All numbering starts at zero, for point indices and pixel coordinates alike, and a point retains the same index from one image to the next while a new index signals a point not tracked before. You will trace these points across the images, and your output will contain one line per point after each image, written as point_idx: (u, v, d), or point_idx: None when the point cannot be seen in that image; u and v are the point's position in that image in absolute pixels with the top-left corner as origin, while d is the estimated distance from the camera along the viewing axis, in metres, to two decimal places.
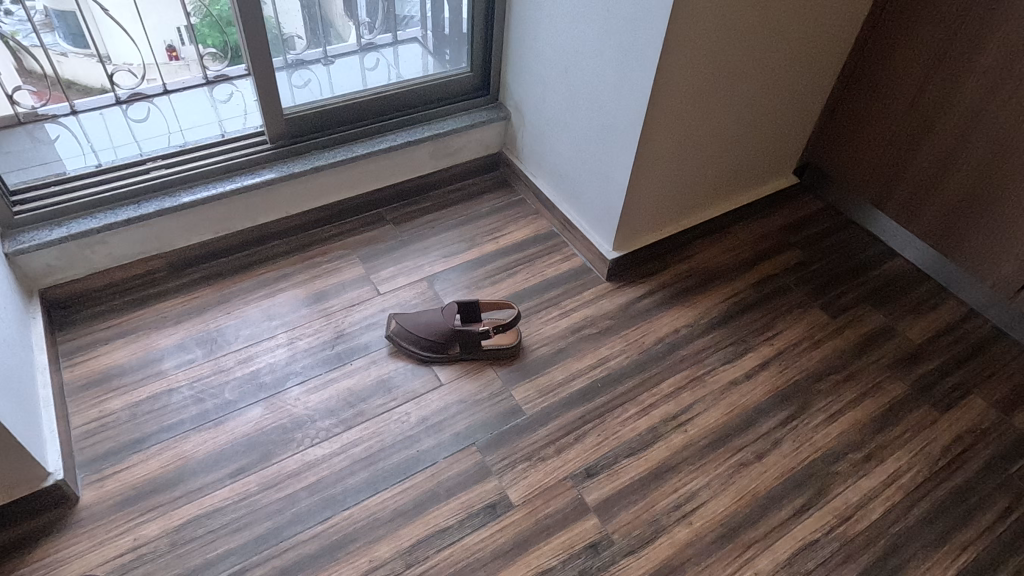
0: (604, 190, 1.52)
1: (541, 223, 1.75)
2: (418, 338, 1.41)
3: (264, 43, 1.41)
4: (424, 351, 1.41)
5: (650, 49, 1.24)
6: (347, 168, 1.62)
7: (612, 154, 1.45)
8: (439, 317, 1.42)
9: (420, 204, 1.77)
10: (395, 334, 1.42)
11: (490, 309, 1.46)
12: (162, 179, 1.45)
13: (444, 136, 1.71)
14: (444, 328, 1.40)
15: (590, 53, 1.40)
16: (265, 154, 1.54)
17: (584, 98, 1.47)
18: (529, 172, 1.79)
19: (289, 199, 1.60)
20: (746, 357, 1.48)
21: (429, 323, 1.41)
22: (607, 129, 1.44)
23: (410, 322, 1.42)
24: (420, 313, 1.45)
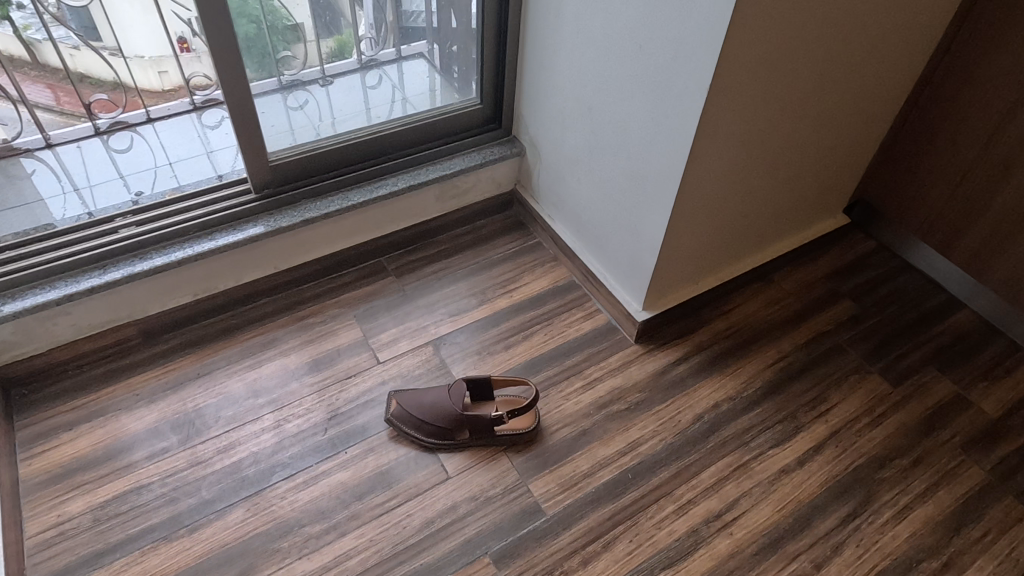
0: (635, 245, 1.33)
1: (560, 272, 1.56)
2: (422, 423, 1.23)
3: (243, 81, 1.23)
4: (429, 438, 1.23)
5: (693, 94, 1.04)
6: (343, 217, 1.44)
7: (644, 207, 1.26)
8: (445, 397, 1.24)
9: (425, 252, 1.59)
10: (396, 418, 1.25)
11: (504, 386, 1.28)
12: (132, 240, 1.29)
13: (451, 177, 1.53)
14: (451, 412, 1.22)
15: (619, 93, 1.20)
16: (250, 207, 1.37)
17: (610, 142, 1.28)
18: (546, 214, 1.60)
19: (278, 253, 1.42)
20: (797, 438, 1.29)
21: (434, 406, 1.24)
22: (638, 178, 1.24)
23: (413, 403, 1.25)
24: (424, 391, 1.27)
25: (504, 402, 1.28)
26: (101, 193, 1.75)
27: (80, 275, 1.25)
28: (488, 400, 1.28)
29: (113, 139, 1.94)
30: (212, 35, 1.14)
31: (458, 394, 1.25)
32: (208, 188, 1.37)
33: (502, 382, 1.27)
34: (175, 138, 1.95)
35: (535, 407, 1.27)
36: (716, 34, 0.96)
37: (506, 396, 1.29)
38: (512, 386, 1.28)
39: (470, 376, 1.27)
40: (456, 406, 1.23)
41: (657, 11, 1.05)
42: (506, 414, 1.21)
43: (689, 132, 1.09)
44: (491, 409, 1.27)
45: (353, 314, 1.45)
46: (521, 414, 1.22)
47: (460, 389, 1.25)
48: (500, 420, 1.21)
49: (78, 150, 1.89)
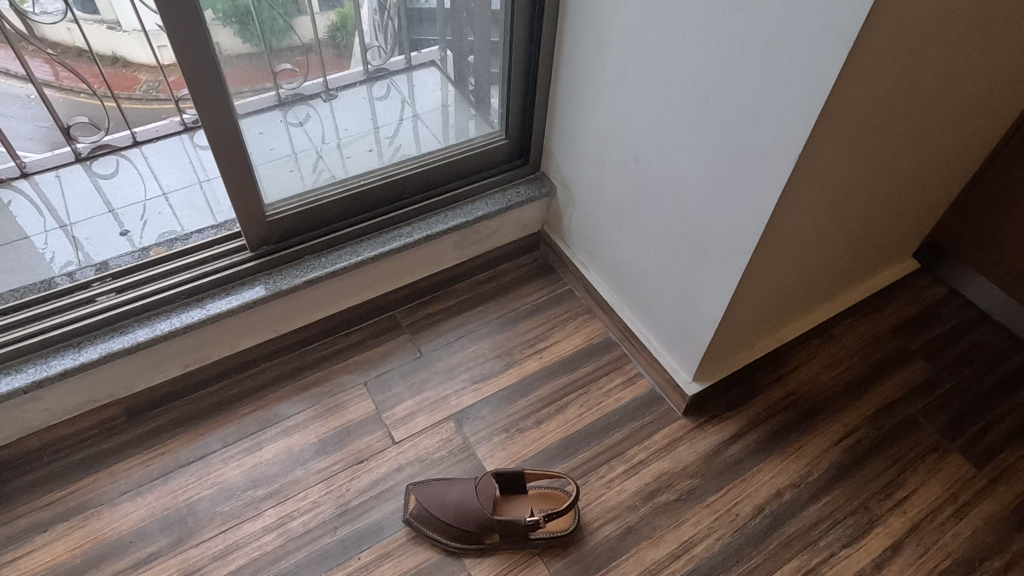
0: (685, 313, 1.16)
1: (594, 328, 1.39)
2: (445, 526, 1.07)
3: (232, 130, 1.05)
4: (452, 541, 1.08)
5: (773, 162, 0.86)
6: (351, 274, 1.28)
7: (700, 276, 1.09)
8: (471, 495, 1.08)
9: (443, 304, 1.42)
10: (415, 518, 1.09)
11: (536, 478, 1.12)
12: (109, 311, 1.12)
13: (473, 223, 1.35)
14: (477, 513, 1.06)
15: (674, 145, 1.02)
16: (244, 268, 1.20)
17: (660, 197, 1.10)
18: (579, 261, 1.42)
19: (278, 316, 1.25)
20: (871, 536, 1.14)
21: (459, 506, 1.07)
22: (694, 243, 1.07)
23: (434, 501, 1.09)
24: (447, 485, 1.11)
25: (538, 496, 1.12)
26: (84, 231, 1.59)
27: (48, 355, 1.09)
28: (520, 494, 1.12)
29: (99, 165, 1.76)
30: (191, 80, 0.97)
31: (485, 491, 1.09)
32: (196, 244, 1.20)
33: (535, 474, 1.11)
34: (165, 163, 1.77)
35: (572, 502, 1.11)
36: (810, 100, 0.78)
37: (540, 489, 1.13)
38: (547, 479, 1.12)
39: (499, 469, 1.11)
40: (483, 506, 1.07)
41: (729, 59, 0.86)
42: (540, 518, 1.04)
43: (764, 204, 0.91)
44: (524, 507, 1.11)
45: (363, 381, 1.29)
46: (556, 516, 1.06)
47: (488, 484, 1.09)
48: (533, 524, 1.05)
49: (60, 180, 1.71)
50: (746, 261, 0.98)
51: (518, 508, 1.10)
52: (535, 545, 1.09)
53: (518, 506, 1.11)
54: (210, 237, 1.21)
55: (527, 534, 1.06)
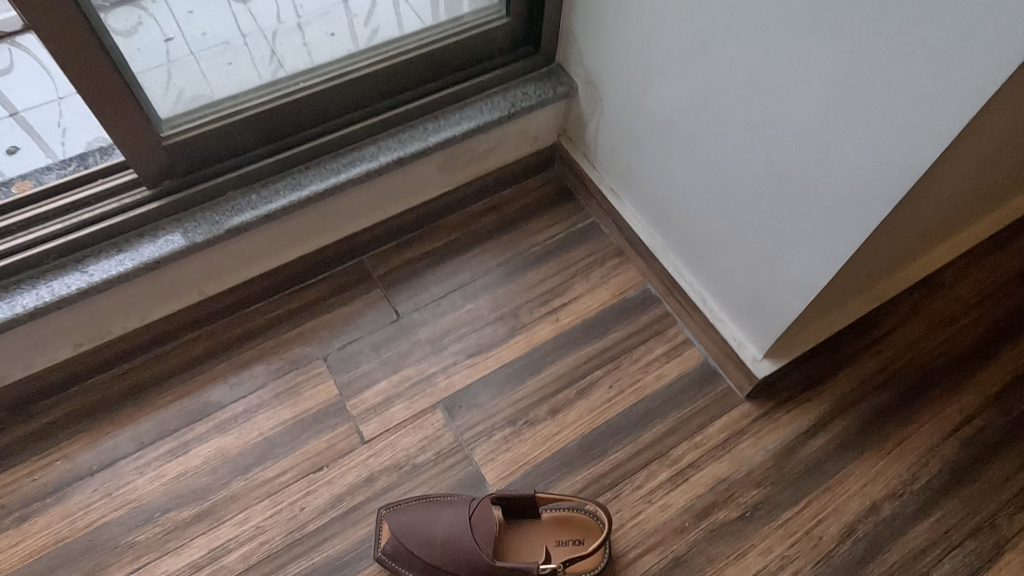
0: (761, 273, 0.82)
1: (626, 278, 1.06)
2: (431, 569, 0.79)
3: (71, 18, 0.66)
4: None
5: (972, 63, 0.49)
6: (297, 217, 0.93)
7: (794, 228, 0.74)
8: (464, 529, 0.79)
9: (426, 248, 1.08)
10: (391, 557, 0.81)
11: (553, 501, 0.82)
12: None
13: (463, 140, 0.99)
14: (472, 556, 0.78)
15: (776, 23, 0.63)
16: (141, 213, 0.85)
17: (742, 106, 0.72)
18: (608, 187, 1.06)
19: (201, 276, 0.92)
20: (1000, 567, 0.85)
21: (448, 544, 0.79)
22: (791, 179, 0.71)
23: (414, 536, 0.80)
24: (432, 511, 0.82)
25: (554, 522, 0.83)
26: None
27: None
28: (532, 520, 0.83)
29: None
30: None
31: (484, 524, 0.79)
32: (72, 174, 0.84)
33: (549, 498, 0.81)
34: None
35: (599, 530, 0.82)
36: None
37: (557, 512, 0.84)
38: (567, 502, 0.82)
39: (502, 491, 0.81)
40: (480, 546, 0.78)
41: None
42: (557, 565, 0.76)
43: (932, 137, 0.54)
44: (536, 538, 0.82)
45: (322, 357, 0.98)
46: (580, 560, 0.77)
47: (486, 514, 0.80)
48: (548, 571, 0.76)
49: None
50: (877, 221, 0.63)
51: (529, 541, 0.82)
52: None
53: (529, 537, 0.82)
54: (92, 165, 0.85)
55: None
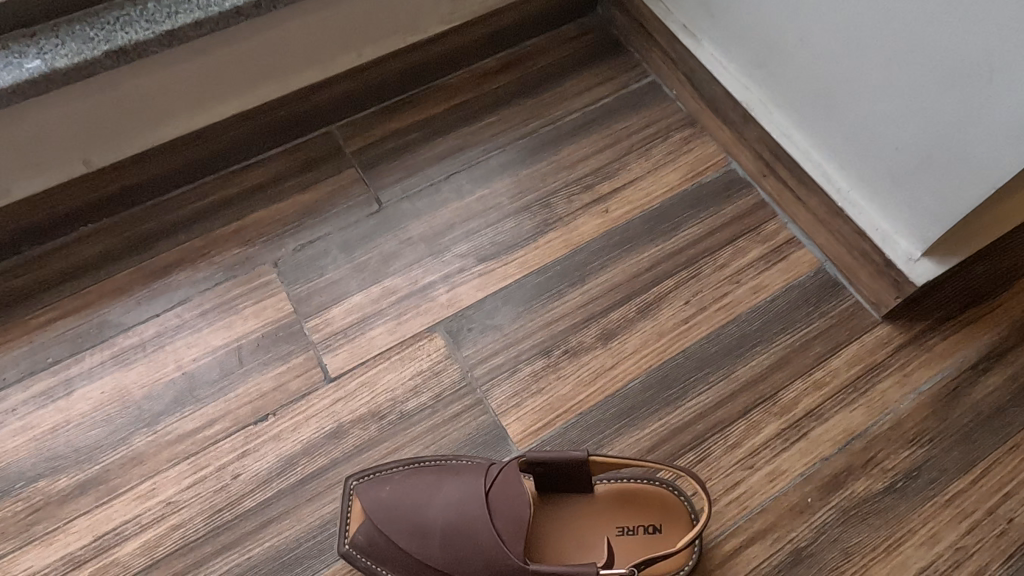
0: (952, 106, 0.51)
1: (702, 157, 0.75)
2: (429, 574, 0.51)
3: None
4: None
5: None
6: (220, 42, 0.61)
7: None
8: (479, 515, 0.50)
9: (419, 116, 0.77)
10: (367, 556, 0.53)
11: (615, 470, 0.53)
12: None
13: None
14: (493, 556, 0.49)
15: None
16: None
17: None
18: (680, 23, 0.74)
19: (76, 129, 0.62)
20: None
21: (447, 536, 0.51)
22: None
23: (403, 523, 0.52)
24: (429, 485, 0.54)
25: (617, 499, 0.54)
26: None
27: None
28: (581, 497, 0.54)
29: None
30: None
31: (509, 506, 0.50)
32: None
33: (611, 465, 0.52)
34: None
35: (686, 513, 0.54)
36: None
37: (619, 485, 0.55)
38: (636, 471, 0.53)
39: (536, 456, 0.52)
40: (506, 540, 0.49)
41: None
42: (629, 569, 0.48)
43: None
44: (590, 525, 0.53)
45: (271, 261, 0.69)
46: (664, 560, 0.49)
47: (514, 490, 0.51)
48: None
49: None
50: None
51: (579, 529, 0.53)
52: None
53: (579, 523, 0.53)
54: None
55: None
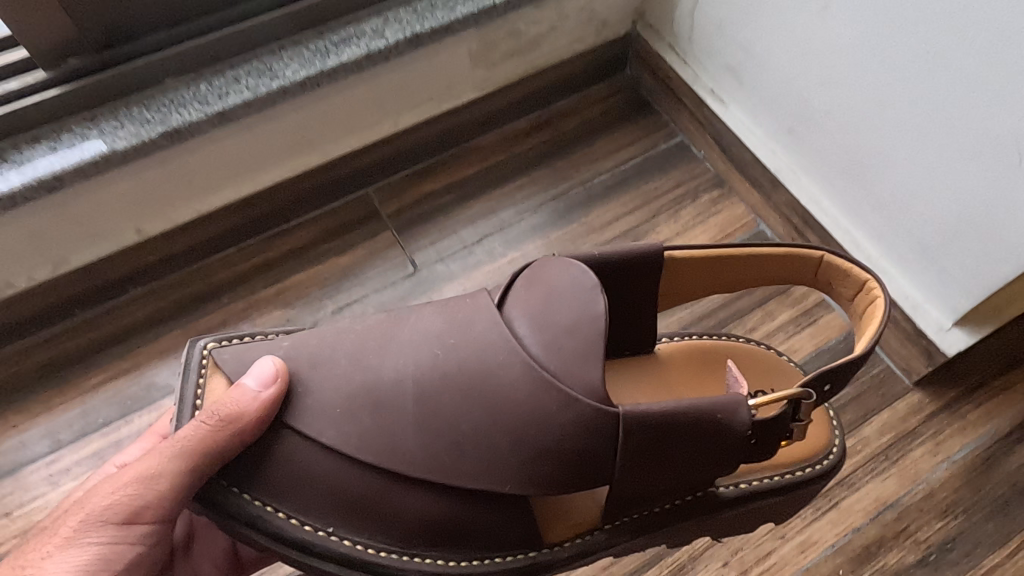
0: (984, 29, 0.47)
1: (729, 218, 0.76)
2: (384, 488, 0.40)
3: None
4: (379, 547, 0.41)
5: None
6: (259, 122, 0.64)
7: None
8: (487, 335, 0.43)
9: (454, 176, 0.79)
10: (254, 488, 0.40)
11: (693, 288, 0.53)
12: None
13: (510, 13, 0.69)
14: (542, 401, 0.41)
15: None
16: (30, 107, 0.57)
17: None
18: (706, 89, 0.76)
19: (141, 198, 0.64)
20: None
21: (424, 400, 0.41)
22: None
23: (341, 391, 0.42)
24: (364, 338, 0.44)
25: (685, 357, 0.57)
26: None
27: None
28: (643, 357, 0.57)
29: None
30: None
31: (551, 321, 0.43)
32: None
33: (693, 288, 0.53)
34: None
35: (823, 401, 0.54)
36: None
37: (685, 342, 0.59)
38: (715, 290, 0.54)
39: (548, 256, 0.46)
40: (555, 376, 0.41)
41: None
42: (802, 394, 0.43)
43: None
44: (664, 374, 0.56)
45: (310, 322, 0.71)
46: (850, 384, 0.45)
47: (545, 296, 0.44)
48: (766, 418, 0.44)
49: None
50: None
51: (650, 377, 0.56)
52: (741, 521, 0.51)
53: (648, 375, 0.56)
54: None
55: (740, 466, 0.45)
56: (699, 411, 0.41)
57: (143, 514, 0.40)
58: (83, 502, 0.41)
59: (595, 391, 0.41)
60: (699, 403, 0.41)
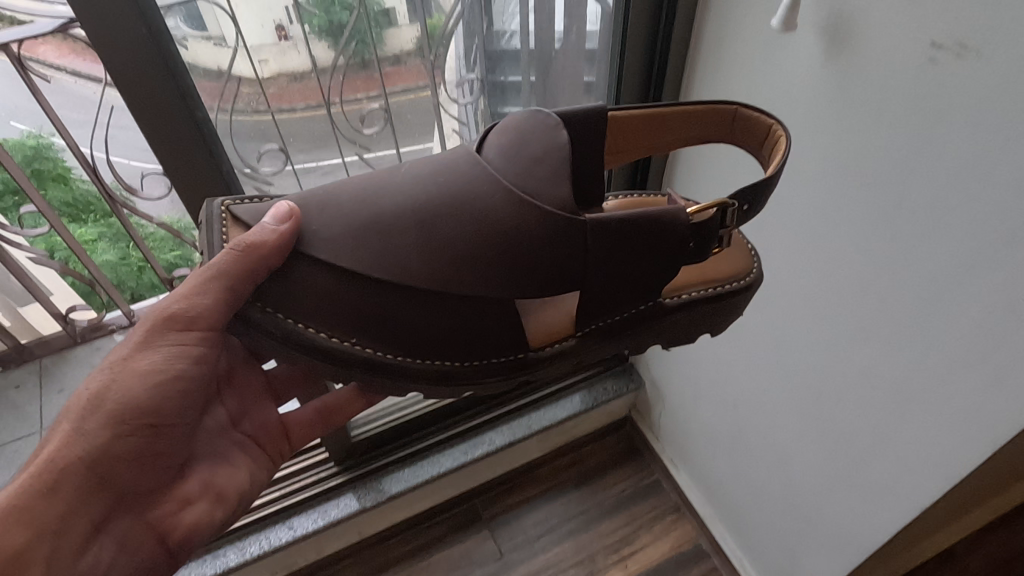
0: (826, 222, 0.80)
1: (678, 534, 1.38)
2: (422, 251, 0.58)
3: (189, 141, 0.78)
4: (389, 352, 0.58)
5: (904, 489, 0.81)
6: (441, 485, 1.35)
7: (818, 412, 0.94)
8: (462, 167, 0.63)
9: (525, 492, 1.45)
10: (293, 311, 0.55)
11: (637, 140, 0.73)
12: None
13: (559, 425, 1.40)
14: (526, 219, 0.59)
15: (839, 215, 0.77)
16: (332, 482, 1.28)
17: (775, 446, 1.08)
18: (669, 457, 1.44)
19: (375, 520, 1.33)
20: None
21: (405, 199, 0.60)
22: (926, 405, 0.73)
23: (352, 220, 0.58)
24: (365, 186, 0.61)
25: (636, 202, 0.86)
26: None
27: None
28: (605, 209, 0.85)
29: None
30: (122, 84, 0.70)
31: (529, 153, 0.63)
32: None
33: (629, 137, 0.72)
34: None
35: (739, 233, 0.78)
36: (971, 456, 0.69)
37: (629, 198, 0.87)
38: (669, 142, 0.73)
39: (519, 112, 0.66)
40: (532, 194, 0.61)
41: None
42: (725, 202, 0.61)
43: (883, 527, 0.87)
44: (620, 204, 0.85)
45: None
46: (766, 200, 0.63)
47: (526, 141, 0.63)
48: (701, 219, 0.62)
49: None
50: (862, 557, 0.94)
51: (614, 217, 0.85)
52: (695, 321, 0.73)
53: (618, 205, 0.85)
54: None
55: (690, 255, 0.64)
56: (657, 233, 0.61)
57: (194, 323, 0.58)
58: (155, 306, 0.61)
59: (564, 203, 0.60)
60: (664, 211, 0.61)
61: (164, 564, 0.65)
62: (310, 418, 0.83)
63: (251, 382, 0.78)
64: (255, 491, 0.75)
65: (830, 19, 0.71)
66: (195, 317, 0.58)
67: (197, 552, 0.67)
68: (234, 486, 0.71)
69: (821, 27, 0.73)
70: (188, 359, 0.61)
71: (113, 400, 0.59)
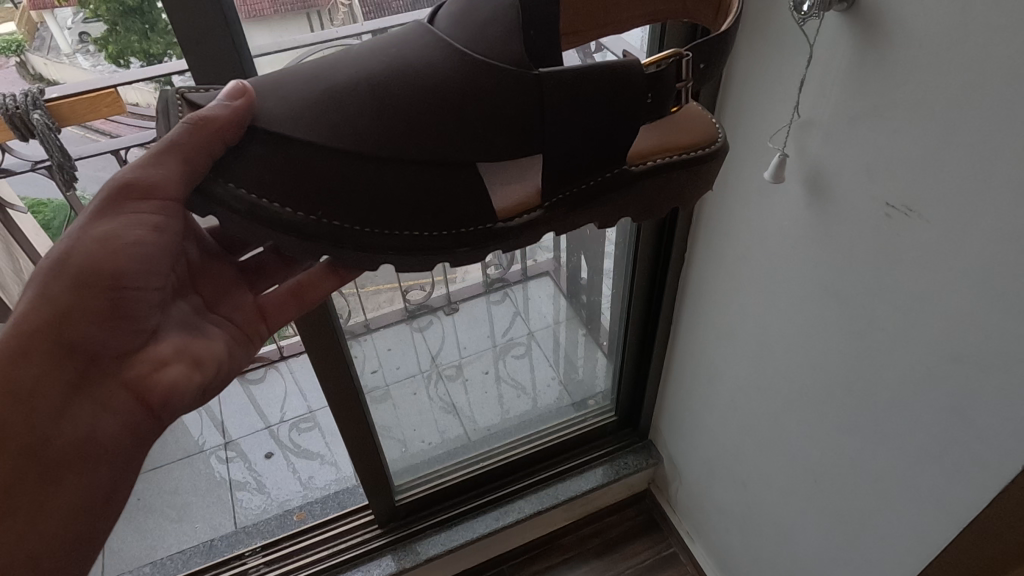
0: (799, 280, 0.90)
1: None
2: (375, 100, 0.58)
3: None
4: (357, 224, 0.59)
5: (872, 545, 0.90)
6: (473, 549, 1.45)
7: (813, 494, 1.01)
8: (408, 43, 0.61)
9: (550, 560, 1.55)
10: (249, 185, 0.55)
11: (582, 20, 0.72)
12: (281, 506, 1.60)
13: (584, 495, 1.50)
14: (477, 79, 0.60)
15: (800, 290, 0.90)
16: (376, 542, 1.38)
17: (766, 515, 1.17)
18: (686, 530, 1.52)
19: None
20: None
21: (354, 57, 0.61)
22: (906, 489, 0.81)
23: (308, 93, 0.58)
24: (315, 62, 0.61)
25: None
26: (250, 451, 1.75)
27: None
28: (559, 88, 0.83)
29: (12, 144, 1.50)
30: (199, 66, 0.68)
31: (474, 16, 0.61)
32: (321, 421, 1.81)
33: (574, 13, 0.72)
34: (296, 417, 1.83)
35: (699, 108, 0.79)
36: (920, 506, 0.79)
37: None
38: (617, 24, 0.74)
39: None
40: (483, 61, 0.60)
41: (981, 89, 0.57)
42: (681, 52, 0.63)
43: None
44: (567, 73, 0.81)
45: None
46: (715, 67, 0.67)
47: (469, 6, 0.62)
48: (659, 72, 0.64)
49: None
50: None
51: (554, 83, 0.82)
52: (663, 189, 0.73)
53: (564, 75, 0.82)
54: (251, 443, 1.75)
55: (650, 109, 0.65)
56: (615, 88, 0.62)
57: (150, 189, 0.53)
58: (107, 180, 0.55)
59: (513, 59, 0.60)
60: (615, 62, 0.62)
61: (147, 425, 0.57)
62: (283, 294, 0.72)
63: (223, 273, 0.70)
64: (234, 372, 0.67)
65: (810, 177, 0.81)
66: (156, 178, 0.52)
67: (184, 414, 0.59)
68: (211, 353, 0.62)
69: (802, 179, 0.83)
70: (144, 226, 0.55)
71: (75, 261, 0.53)
